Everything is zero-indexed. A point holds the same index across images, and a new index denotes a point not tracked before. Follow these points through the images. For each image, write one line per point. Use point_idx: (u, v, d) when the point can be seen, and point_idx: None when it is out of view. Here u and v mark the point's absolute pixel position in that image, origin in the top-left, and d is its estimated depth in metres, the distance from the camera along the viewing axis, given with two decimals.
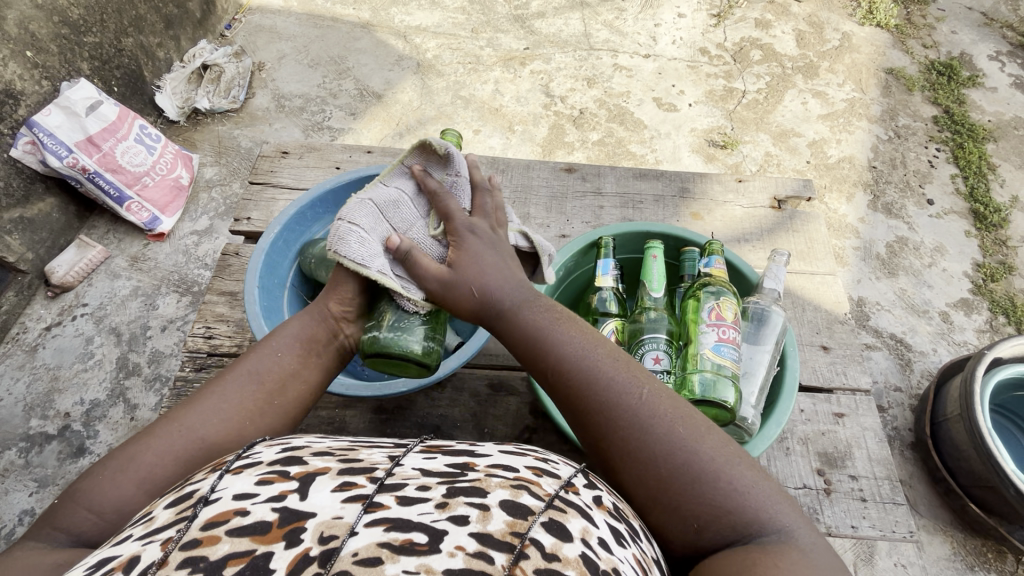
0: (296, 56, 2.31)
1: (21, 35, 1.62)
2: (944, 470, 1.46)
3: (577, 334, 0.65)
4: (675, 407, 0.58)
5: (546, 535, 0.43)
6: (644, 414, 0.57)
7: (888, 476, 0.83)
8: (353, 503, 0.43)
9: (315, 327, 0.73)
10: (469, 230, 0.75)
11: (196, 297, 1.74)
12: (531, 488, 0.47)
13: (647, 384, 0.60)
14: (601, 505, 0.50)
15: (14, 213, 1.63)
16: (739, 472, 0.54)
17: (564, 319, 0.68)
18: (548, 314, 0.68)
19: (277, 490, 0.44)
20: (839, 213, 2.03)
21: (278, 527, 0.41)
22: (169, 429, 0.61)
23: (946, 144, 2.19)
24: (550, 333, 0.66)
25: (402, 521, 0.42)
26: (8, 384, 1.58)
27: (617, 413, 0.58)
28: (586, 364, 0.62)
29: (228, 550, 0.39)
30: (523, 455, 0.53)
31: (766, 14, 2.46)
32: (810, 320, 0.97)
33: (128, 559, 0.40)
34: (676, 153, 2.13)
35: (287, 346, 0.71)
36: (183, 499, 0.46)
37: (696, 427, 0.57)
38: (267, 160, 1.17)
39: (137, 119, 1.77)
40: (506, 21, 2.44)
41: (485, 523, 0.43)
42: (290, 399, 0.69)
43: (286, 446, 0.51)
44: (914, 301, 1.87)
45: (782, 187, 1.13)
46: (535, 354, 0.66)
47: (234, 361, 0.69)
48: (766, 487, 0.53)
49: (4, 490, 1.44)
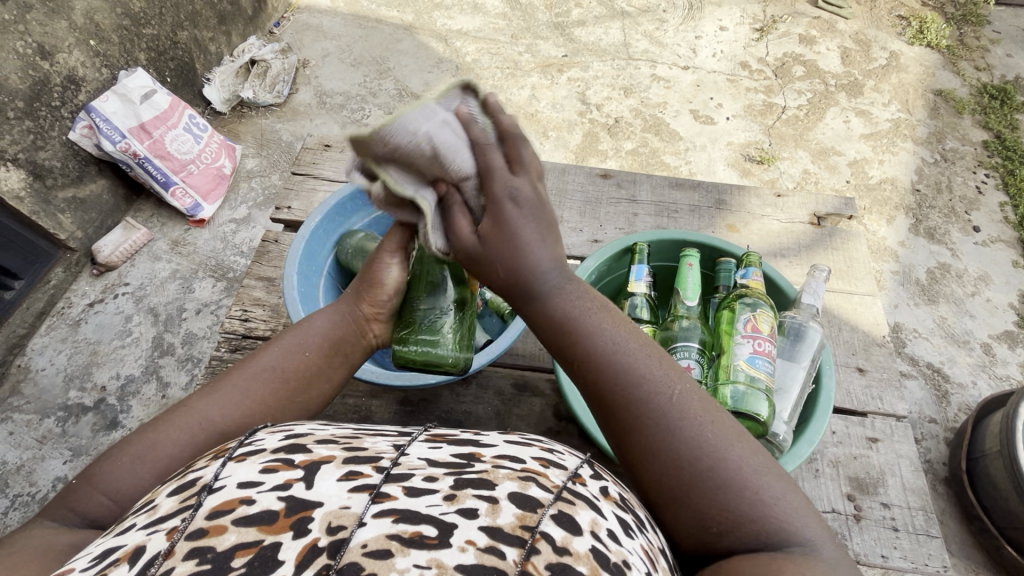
0: (340, 55, 2.38)
1: (86, 24, 1.70)
2: (979, 508, 1.40)
3: (624, 327, 0.60)
4: (704, 409, 0.55)
5: (556, 528, 0.44)
6: (674, 416, 0.54)
7: (922, 506, 0.80)
8: (360, 493, 0.44)
9: (346, 329, 0.71)
10: (509, 197, 0.59)
11: (231, 282, 1.80)
12: (540, 480, 0.47)
13: (678, 382, 0.56)
14: (607, 496, 0.51)
15: (69, 192, 1.71)
16: (771, 483, 0.50)
17: (599, 307, 0.62)
18: (591, 304, 0.61)
19: (282, 478, 0.45)
20: (879, 234, 1.97)
21: (285, 516, 0.42)
22: (186, 420, 0.61)
23: (995, 170, 2.12)
24: (587, 321, 0.60)
25: (411, 513, 0.42)
26: (51, 356, 1.65)
27: (646, 411, 0.55)
28: (617, 359, 0.57)
29: (236, 540, 0.40)
30: (528, 446, 0.53)
31: (811, 30, 2.42)
32: (846, 341, 0.94)
33: (134, 549, 0.41)
34: (711, 166, 2.11)
35: (313, 344, 0.70)
36: (186, 487, 0.46)
37: (725, 431, 0.53)
38: (310, 152, 1.20)
39: (187, 110, 1.84)
40: (546, 28, 2.46)
41: (495, 516, 0.43)
42: (313, 398, 0.69)
43: (288, 434, 0.52)
44: (954, 331, 1.80)
45: (822, 204, 1.10)
46: (565, 337, 0.60)
47: (256, 353, 0.69)
48: (797, 500, 0.50)
49: (40, 456, 1.50)
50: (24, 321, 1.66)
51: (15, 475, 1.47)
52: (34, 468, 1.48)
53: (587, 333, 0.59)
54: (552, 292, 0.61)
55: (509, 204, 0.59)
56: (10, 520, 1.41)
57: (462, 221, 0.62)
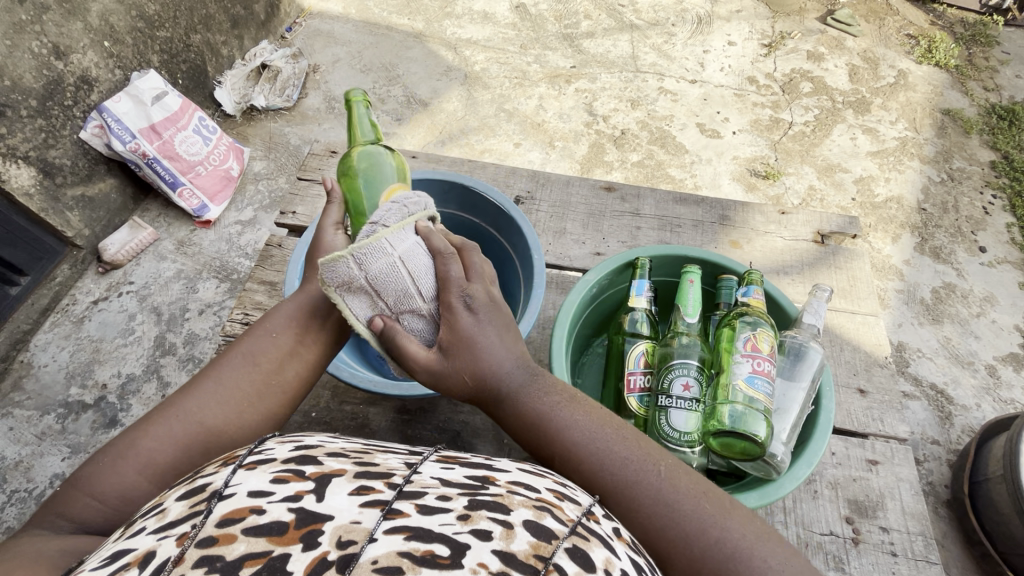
0: (350, 61, 2.40)
1: (101, 26, 1.72)
2: (981, 533, 1.38)
3: (592, 417, 0.62)
4: (692, 483, 0.57)
5: (569, 562, 0.43)
6: (667, 495, 0.56)
7: (922, 532, 0.79)
8: (371, 509, 0.43)
9: (314, 303, 0.70)
10: (464, 305, 0.63)
11: (234, 284, 1.81)
12: (554, 511, 0.47)
13: (662, 461, 0.59)
14: (620, 535, 0.51)
15: (78, 190, 1.72)
16: (772, 547, 0.53)
17: (565, 398, 0.63)
18: (558, 393, 0.64)
19: (293, 489, 0.44)
20: (884, 253, 1.96)
21: (295, 528, 0.41)
22: (165, 416, 0.62)
23: (1003, 191, 2.11)
24: (558, 419, 0.61)
25: (423, 531, 0.42)
26: (53, 353, 1.66)
27: (634, 494, 0.57)
28: (601, 453, 0.59)
29: (244, 550, 0.40)
30: (541, 476, 0.53)
31: (820, 47, 2.43)
32: (847, 361, 0.94)
33: (144, 554, 0.41)
34: (716, 180, 2.11)
35: (283, 326, 0.69)
36: (195, 492, 0.46)
37: (719, 502, 0.56)
38: (316, 158, 1.21)
39: (197, 112, 1.87)
40: (555, 39, 2.48)
41: (508, 541, 0.43)
42: (290, 379, 0.68)
43: (300, 444, 0.51)
44: (958, 351, 1.78)
45: (825, 222, 1.10)
46: (539, 435, 0.62)
47: (231, 344, 0.69)
48: (798, 560, 0.53)
49: (40, 452, 1.50)
50: (28, 318, 1.67)
51: (13, 471, 1.47)
52: (32, 464, 1.49)
53: (563, 423, 0.61)
54: (518, 389, 0.63)
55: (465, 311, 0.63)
56: (7, 516, 1.41)
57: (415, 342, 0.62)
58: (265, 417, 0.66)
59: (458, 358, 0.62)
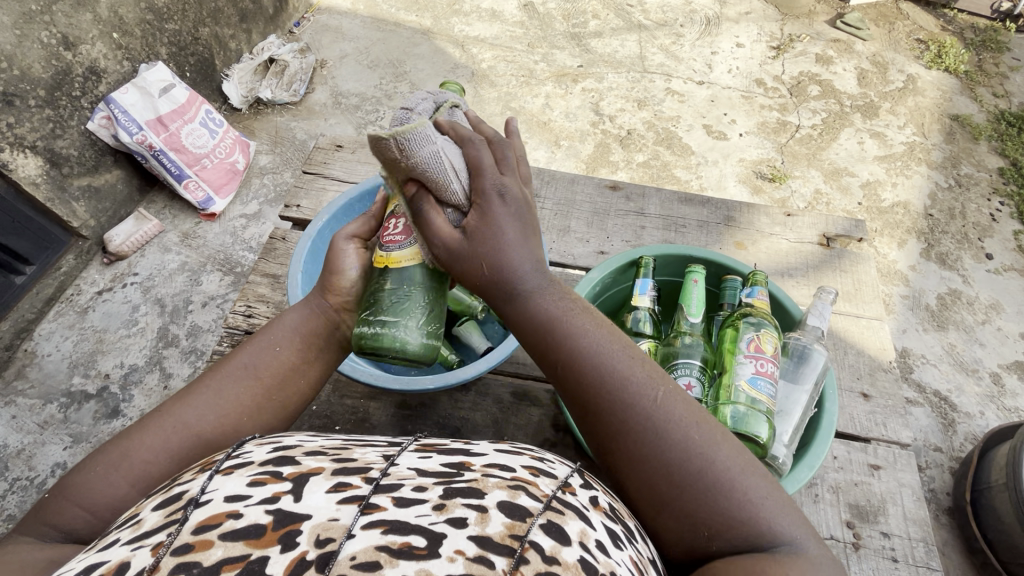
0: (358, 57, 2.40)
1: (110, 17, 1.72)
2: (983, 541, 1.37)
3: (600, 326, 0.60)
4: (690, 413, 0.56)
5: (545, 537, 0.43)
6: (660, 421, 0.55)
7: (923, 538, 0.79)
8: (349, 505, 0.43)
9: (314, 321, 0.72)
10: (497, 193, 0.61)
11: (237, 277, 1.81)
12: (529, 489, 0.47)
13: (663, 386, 0.57)
14: (597, 505, 0.51)
15: (84, 181, 1.73)
16: (757, 483, 0.52)
17: (579, 306, 0.61)
18: (571, 302, 0.61)
19: (270, 491, 0.44)
20: (889, 258, 1.95)
21: (272, 530, 0.41)
22: (162, 426, 0.61)
23: (1010, 198, 2.09)
24: (568, 325, 0.59)
25: (400, 523, 0.42)
26: (57, 342, 1.67)
27: (630, 414, 0.56)
28: (603, 365, 0.57)
29: (222, 555, 0.40)
30: (518, 455, 0.53)
31: (828, 50, 2.42)
32: (851, 364, 0.93)
33: (117, 564, 0.40)
34: (722, 182, 2.10)
35: (286, 341, 0.70)
36: (172, 501, 0.46)
37: (712, 433, 0.55)
38: (322, 152, 1.21)
39: (204, 105, 1.88)
40: (562, 38, 2.47)
41: (484, 525, 0.43)
42: (290, 395, 0.69)
43: (277, 446, 0.51)
44: (963, 358, 1.77)
45: (832, 224, 1.10)
46: (547, 341, 0.60)
47: (229, 354, 0.69)
48: (780, 499, 0.52)
49: (41, 441, 1.51)
50: (33, 307, 1.68)
51: (15, 459, 1.48)
52: (34, 452, 1.49)
53: (572, 334, 0.59)
54: (530, 290, 0.60)
55: (493, 202, 0.60)
56: (8, 503, 1.42)
57: (441, 219, 0.63)
58: (265, 428, 0.67)
59: (477, 246, 0.60)
